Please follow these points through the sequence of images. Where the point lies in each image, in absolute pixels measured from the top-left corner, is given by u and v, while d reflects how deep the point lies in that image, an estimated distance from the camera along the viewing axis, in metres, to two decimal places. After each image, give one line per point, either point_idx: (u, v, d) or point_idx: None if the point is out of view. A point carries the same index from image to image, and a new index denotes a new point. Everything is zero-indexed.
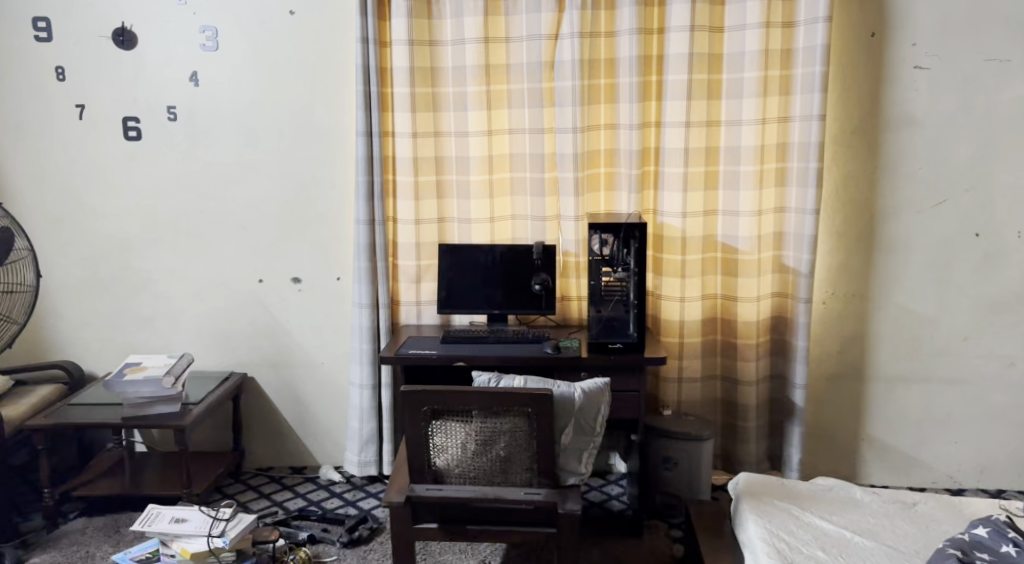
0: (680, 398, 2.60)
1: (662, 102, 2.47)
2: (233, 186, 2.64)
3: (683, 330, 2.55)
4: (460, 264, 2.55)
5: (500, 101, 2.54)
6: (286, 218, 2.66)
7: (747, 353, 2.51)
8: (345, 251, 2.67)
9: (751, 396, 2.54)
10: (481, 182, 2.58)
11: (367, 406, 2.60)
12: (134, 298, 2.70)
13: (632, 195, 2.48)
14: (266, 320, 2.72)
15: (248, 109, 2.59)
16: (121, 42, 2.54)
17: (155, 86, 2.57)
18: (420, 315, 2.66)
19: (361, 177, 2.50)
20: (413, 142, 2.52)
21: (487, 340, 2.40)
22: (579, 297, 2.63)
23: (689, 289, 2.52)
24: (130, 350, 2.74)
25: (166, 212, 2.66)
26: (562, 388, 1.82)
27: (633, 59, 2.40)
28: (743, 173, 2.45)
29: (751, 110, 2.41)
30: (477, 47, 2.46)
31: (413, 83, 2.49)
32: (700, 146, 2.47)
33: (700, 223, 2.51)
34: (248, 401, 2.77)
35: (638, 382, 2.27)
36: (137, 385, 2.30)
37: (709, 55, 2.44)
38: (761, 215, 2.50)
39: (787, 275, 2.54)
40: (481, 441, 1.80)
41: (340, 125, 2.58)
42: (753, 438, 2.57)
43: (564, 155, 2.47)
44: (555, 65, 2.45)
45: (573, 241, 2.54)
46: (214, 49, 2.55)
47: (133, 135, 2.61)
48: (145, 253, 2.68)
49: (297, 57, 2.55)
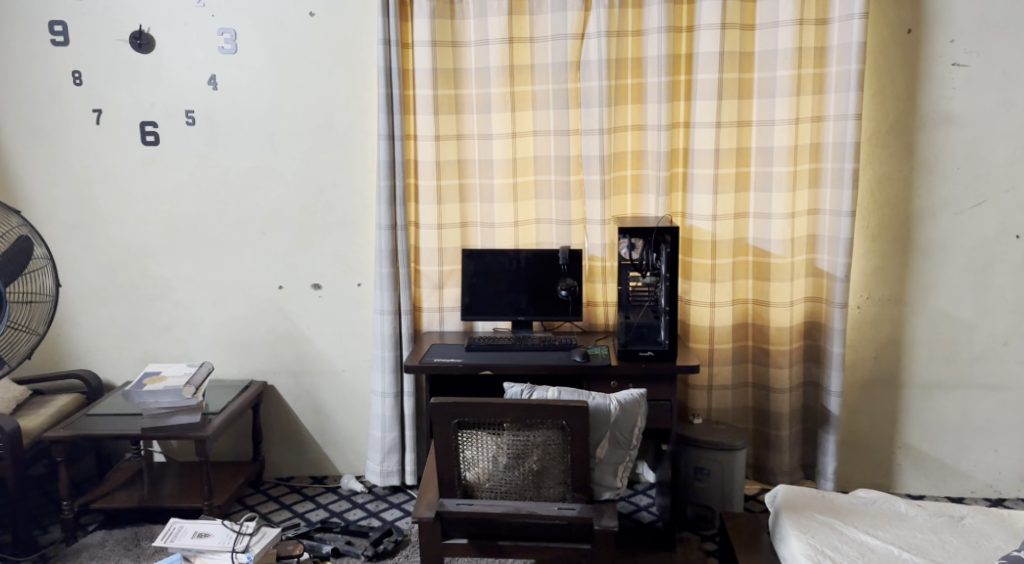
0: (711, 406, 2.53)
1: (691, 102, 2.40)
2: (252, 192, 2.59)
3: (713, 337, 2.47)
4: (483, 270, 2.49)
5: (524, 102, 2.48)
6: (306, 223, 2.61)
7: (780, 360, 2.44)
8: (366, 257, 2.61)
9: (784, 404, 2.46)
10: (504, 185, 2.52)
11: (389, 415, 2.55)
12: (153, 306, 2.66)
13: (660, 199, 2.41)
14: (287, 328, 2.67)
15: (268, 113, 2.54)
16: (138, 45, 2.49)
17: (173, 90, 2.53)
18: (442, 322, 2.60)
19: (382, 182, 2.44)
20: (435, 146, 2.46)
21: (513, 348, 2.34)
22: (605, 303, 2.56)
23: (719, 293, 2.44)
24: (149, 359, 2.70)
25: (184, 218, 2.61)
26: (597, 399, 1.76)
27: (662, 58, 2.33)
28: (775, 175, 2.38)
29: (785, 110, 2.34)
30: (501, 48, 2.41)
31: (435, 85, 2.43)
32: (731, 147, 2.40)
33: (730, 226, 2.43)
34: (268, 410, 2.72)
35: (670, 391, 2.20)
36: (157, 395, 2.25)
37: (740, 54, 2.37)
38: (795, 217, 2.43)
39: (821, 279, 2.47)
40: (513, 455, 1.73)
41: (360, 129, 2.53)
42: (786, 447, 2.49)
43: (591, 157, 2.41)
44: (582, 65, 2.39)
45: (599, 245, 2.47)
46: (233, 51, 2.50)
47: (150, 140, 2.56)
48: (163, 260, 2.64)
49: (317, 59, 2.50)
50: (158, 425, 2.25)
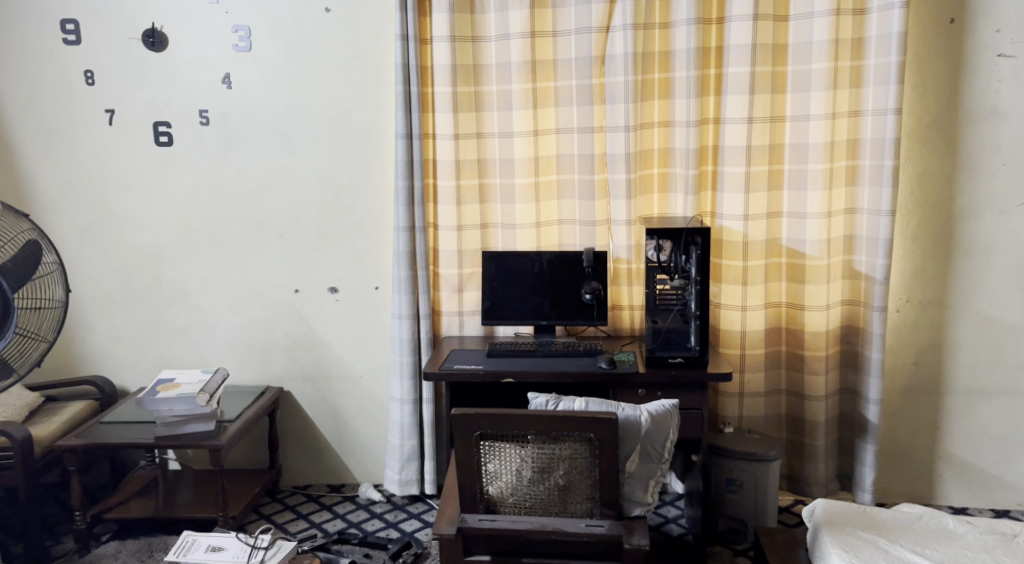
0: (742, 414, 2.42)
1: (721, 97, 2.30)
2: (268, 193, 2.53)
3: (744, 342, 2.37)
4: (504, 272, 2.41)
5: (546, 99, 2.39)
6: (322, 225, 2.54)
7: (815, 366, 2.34)
8: (384, 259, 2.54)
9: (820, 412, 2.35)
10: (526, 185, 2.43)
11: (408, 422, 2.47)
12: (167, 310, 2.61)
13: (689, 198, 2.31)
14: (303, 332, 2.61)
15: (283, 112, 2.48)
16: (151, 43, 2.44)
17: (187, 89, 2.47)
18: (462, 326, 2.52)
19: (400, 182, 2.36)
20: (454, 145, 2.39)
21: (535, 354, 2.25)
22: (631, 306, 2.47)
23: (751, 296, 2.34)
24: (164, 364, 2.65)
25: (199, 220, 2.56)
26: (627, 411, 1.66)
27: (691, 51, 2.23)
28: (811, 172, 2.27)
29: (820, 104, 2.23)
30: (523, 42, 2.32)
31: (455, 82, 2.35)
32: (764, 144, 2.29)
33: (763, 226, 2.33)
34: (285, 417, 2.66)
35: (700, 399, 2.10)
36: (171, 402, 2.18)
37: (773, 46, 2.26)
38: (831, 217, 2.32)
39: (859, 281, 2.35)
40: (538, 469, 1.64)
41: (378, 128, 2.46)
42: (821, 457, 2.38)
43: (615, 155, 2.32)
44: (606, 59, 2.30)
45: (625, 246, 2.38)
46: (248, 49, 2.44)
47: (164, 140, 2.51)
48: (178, 263, 2.58)
49: (333, 57, 2.43)
50: (172, 434, 2.19)
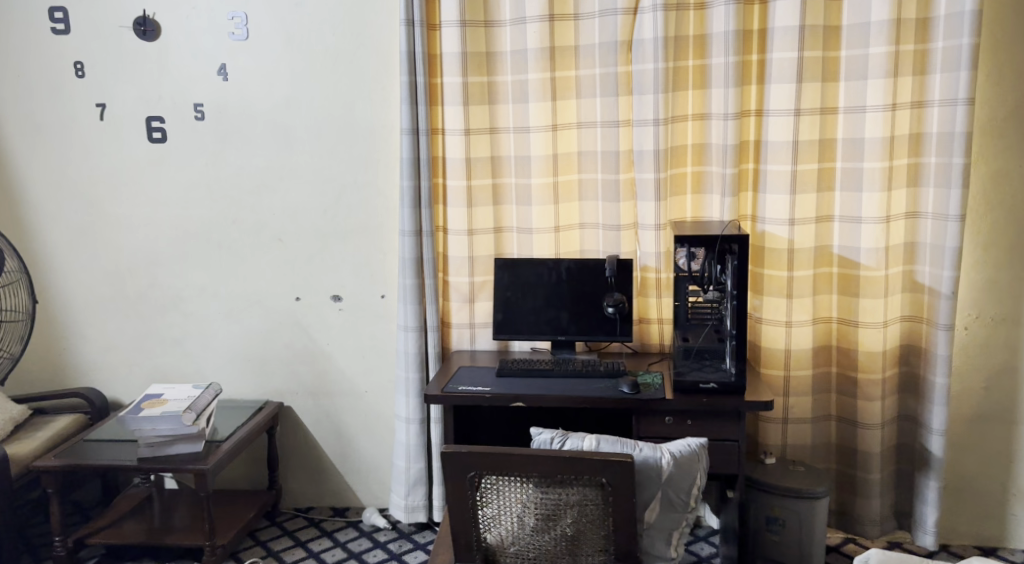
0: (785, 443, 2.16)
1: (764, 86, 2.04)
2: (267, 193, 2.35)
3: (789, 362, 2.11)
4: (519, 281, 2.19)
5: (567, 90, 2.16)
6: (325, 228, 2.35)
7: (870, 391, 2.07)
8: (390, 266, 2.34)
9: (875, 442, 2.08)
10: (544, 185, 2.20)
11: (414, 444, 2.27)
12: (162, 318, 2.46)
13: (726, 200, 2.06)
14: (305, 343, 2.43)
15: (283, 106, 2.29)
16: (143, 33, 2.28)
17: (181, 82, 2.30)
18: (474, 339, 2.31)
19: (405, 183, 2.16)
20: (465, 141, 2.17)
21: (549, 374, 2.03)
22: (660, 320, 2.22)
23: (797, 310, 2.08)
24: (159, 375, 2.49)
25: (194, 223, 2.39)
26: (645, 452, 1.42)
27: (729, 35, 1.98)
28: (867, 170, 1.99)
29: (878, 94, 1.95)
30: (541, 27, 2.10)
31: (465, 72, 2.14)
32: (813, 139, 2.02)
33: (811, 231, 2.07)
34: (285, 435, 2.48)
35: (736, 429, 1.85)
36: (154, 422, 2.06)
37: (825, 28, 1.98)
38: (890, 222, 2.03)
39: (922, 295, 2.07)
40: (542, 516, 1.41)
41: (384, 122, 2.26)
42: (876, 493, 2.11)
43: (643, 152, 2.08)
44: (634, 45, 2.05)
45: (653, 254, 2.14)
46: (244, 38, 2.26)
47: (157, 137, 2.35)
48: (173, 268, 2.42)
49: (335, 45, 2.23)
50: (155, 455, 2.07)
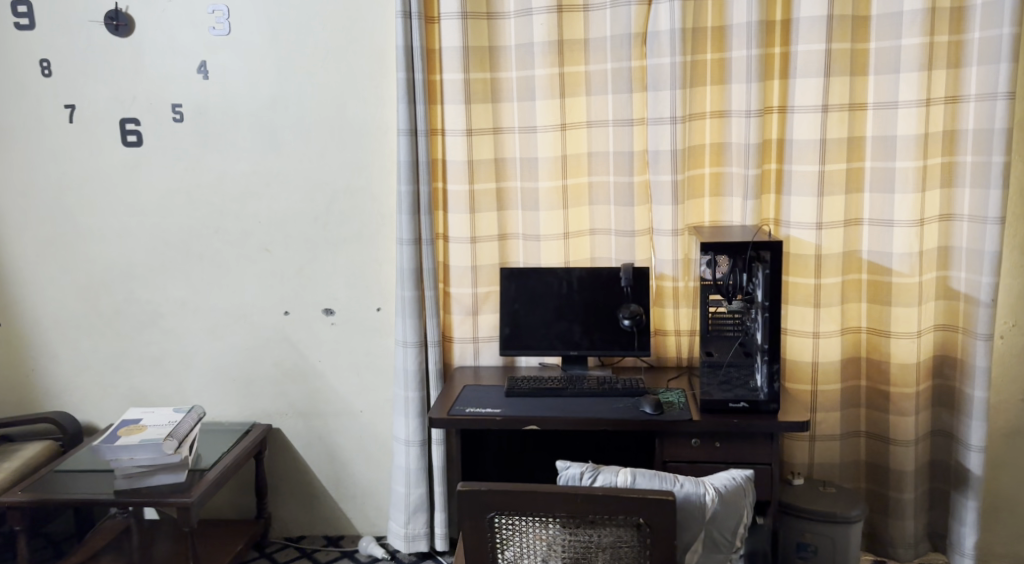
0: (812, 461, 2.03)
1: (788, 81, 1.90)
2: (252, 199, 2.18)
3: (817, 375, 1.98)
4: (527, 292, 2.04)
5: (575, 86, 2.02)
6: (315, 236, 2.18)
7: (903, 405, 1.94)
8: (386, 276, 2.18)
9: (909, 460, 1.95)
10: (552, 188, 2.06)
11: (415, 468, 2.10)
12: (140, 336, 2.27)
13: (748, 203, 1.92)
14: (295, 361, 2.26)
15: (268, 105, 2.12)
16: (115, 28, 2.10)
17: (158, 81, 2.13)
18: (478, 354, 2.16)
19: (403, 187, 2.00)
20: (467, 141, 2.02)
21: (563, 394, 1.87)
22: (677, 332, 2.08)
23: (825, 321, 1.95)
24: (137, 397, 2.31)
25: (173, 232, 2.22)
26: (686, 487, 1.28)
27: (751, 26, 1.85)
28: (900, 170, 1.86)
29: (912, 88, 1.82)
30: (548, 19, 1.95)
31: (467, 68, 1.98)
32: (842, 137, 1.89)
33: (840, 236, 1.93)
34: (274, 460, 2.31)
35: (769, 452, 1.70)
36: (133, 451, 1.88)
37: (853, 18, 1.85)
38: (924, 226, 1.90)
39: (957, 302, 1.94)
40: (570, 560, 1.26)
41: (379, 122, 2.10)
42: (910, 514, 1.98)
43: (659, 152, 1.94)
44: (649, 37, 1.91)
45: (670, 261, 2.00)
46: (226, 33, 2.09)
47: (132, 140, 2.17)
48: (151, 282, 2.25)
49: (325, 41, 2.07)
50: (134, 488, 1.89)
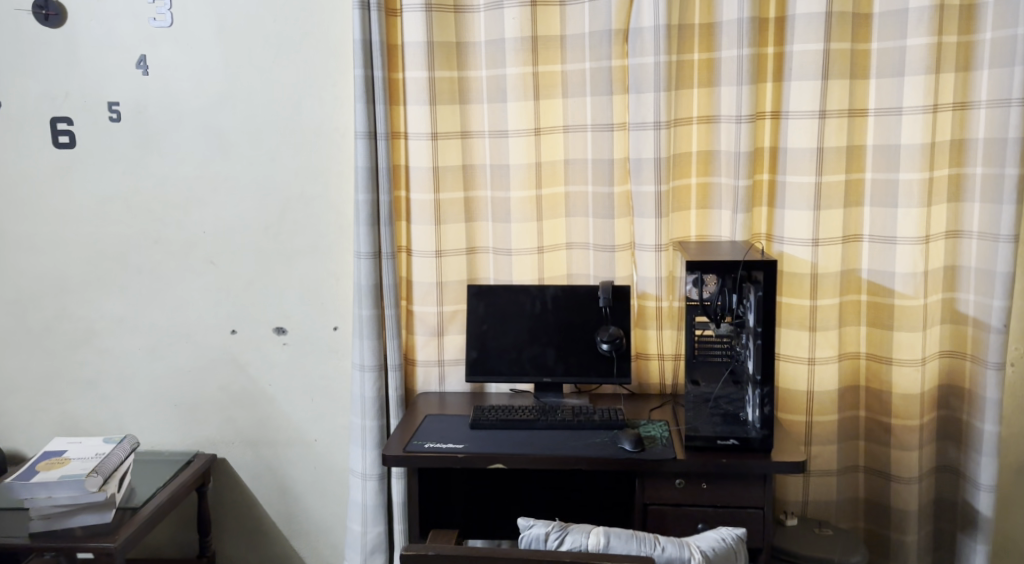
0: (807, 499, 1.86)
1: (782, 84, 1.74)
2: (197, 207, 1.99)
3: (812, 406, 1.81)
4: (496, 312, 1.86)
5: (551, 87, 1.85)
6: (266, 248, 1.99)
7: (906, 439, 1.77)
8: (343, 292, 1.99)
9: (912, 498, 1.78)
10: (525, 199, 1.87)
11: (372, 504, 1.91)
12: (72, 356, 2.07)
13: (738, 217, 1.75)
14: (243, 385, 2.06)
15: (215, 104, 1.93)
16: (45, 17, 1.91)
17: (92, 76, 1.93)
18: (443, 379, 1.97)
19: (361, 196, 1.81)
20: (432, 146, 1.84)
21: (534, 426, 1.69)
22: (660, 357, 1.90)
23: (821, 346, 1.78)
24: (69, 423, 2.10)
25: (110, 242, 2.01)
26: (668, 551, 1.10)
27: (743, 23, 1.68)
28: (904, 182, 1.70)
29: (917, 93, 1.66)
30: (521, 13, 1.77)
31: (431, 65, 1.81)
32: (841, 145, 1.73)
33: (838, 253, 1.77)
34: (220, 492, 2.11)
35: (761, 495, 1.53)
36: (51, 489, 1.66)
37: (854, 16, 1.69)
38: (930, 243, 1.74)
39: (965, 327, 1.78)
40: None
41: (335, 123, 1.91)
42: (914, 558, 1.81)
43: (642, 160, 1.76)
44: (631, 34, 1.74)
45: (653, 279, 1.83)
46: (168, 24, 1.90)
47: (64, 141, 1.97)
48: (85, 297, 2.04)
49: (276, 34, 1.89)
50: (52, 530, 1.69)
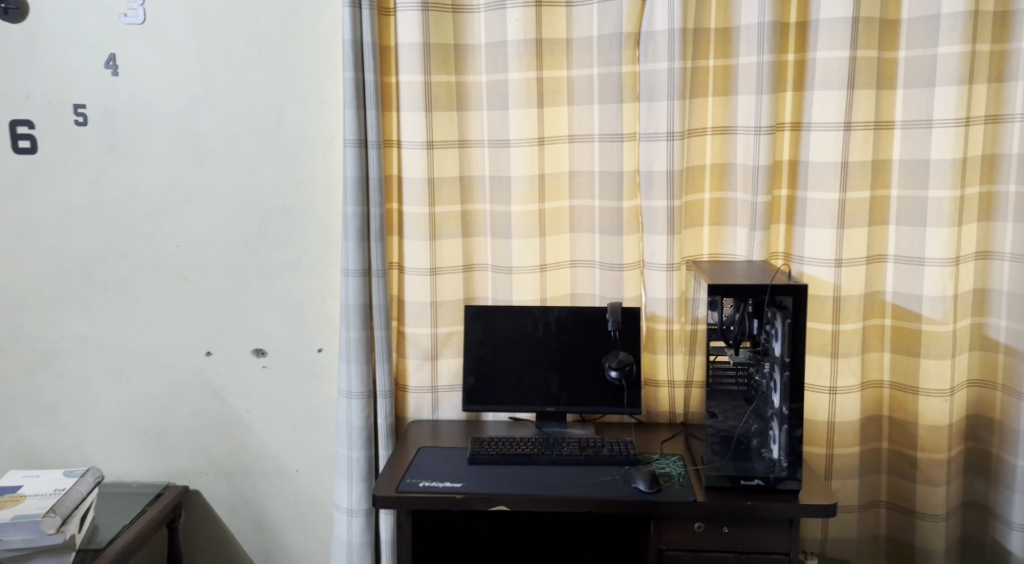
0: (826, 537, 1.74)
1: (804, 93, 1.63)
2: (170, 218, 1.83)
3: (833, 437, 1.69)
4: (495, 335, 1.72)
5: (556, 94, 1.72)
6: (244, 263, 1.84)
7: (934, 474, 1.66)
8: (328, 311, 1.84)
9: (938, 536, 1.68)
10: (527, 213, 1.74)
11: (359, 542, 1.76)
12: (31, 379, 1.90)
13: (757, 235, 1.63)
14: (218, 411, 1.90)
15: (190, 108, 1.78)
16: (4, 11, 1.74)
17: (57, 75, 1.77)
18: (436, 406, 1.83)
19: (350, 208, 1.67)
20: (427, 155, 1.70)
21: (537, 461, 1.55)
22: (670, 383, 1.77)
23: (843, 373, 1.67)
24: (27, 452, 1.93)
25: (73, 256, 1.85)
26: None
27: (764, 27, 1.57)
28: (933, 200, 1.59)
29: (949, 104, 1.54)
30: (525, 13, 1.64)
31: (428, 68, 1.67)
32: (867, 160, 1.61)
33: (862, 274, 1.65)
34: (193, 526, 1.95)
35: (788, 540, 1.41)
36: (4, 532, 1.48)
37: (880, 22, 1.58)
38: (959, 264, 1.63)
39: (995, 354, 1.67)
40: None
41: (321, 129, 1.77)
42: None
43: (653, 173, 1.64)
44: (643, 39, 1.62)
45: (663, 301, 1.70)
46: (140, 21, 1.75)
47: (24, 146, 1.80)
48: (46, 315, 1.88)
49: (259, 33, 1.74)
50: None
